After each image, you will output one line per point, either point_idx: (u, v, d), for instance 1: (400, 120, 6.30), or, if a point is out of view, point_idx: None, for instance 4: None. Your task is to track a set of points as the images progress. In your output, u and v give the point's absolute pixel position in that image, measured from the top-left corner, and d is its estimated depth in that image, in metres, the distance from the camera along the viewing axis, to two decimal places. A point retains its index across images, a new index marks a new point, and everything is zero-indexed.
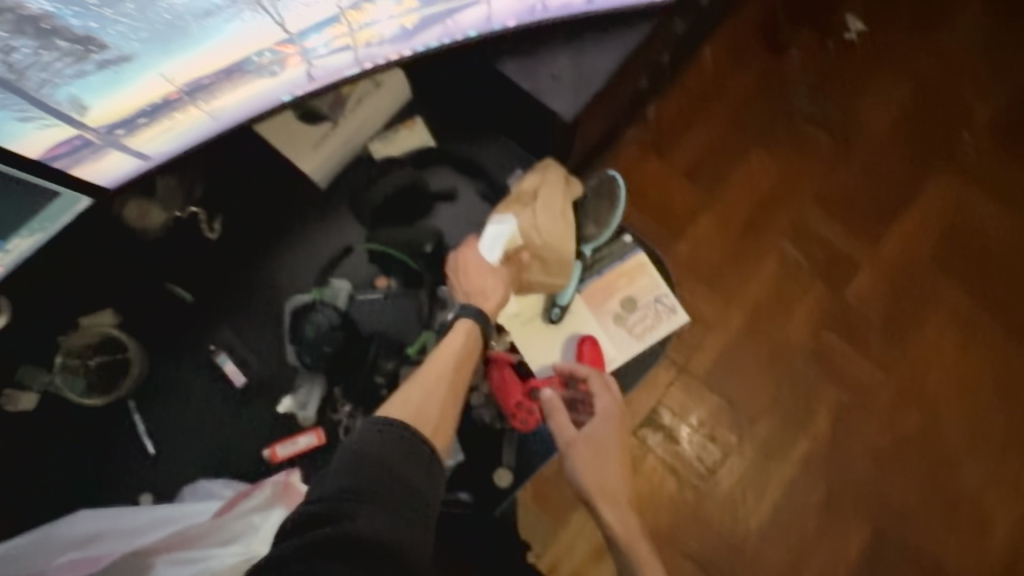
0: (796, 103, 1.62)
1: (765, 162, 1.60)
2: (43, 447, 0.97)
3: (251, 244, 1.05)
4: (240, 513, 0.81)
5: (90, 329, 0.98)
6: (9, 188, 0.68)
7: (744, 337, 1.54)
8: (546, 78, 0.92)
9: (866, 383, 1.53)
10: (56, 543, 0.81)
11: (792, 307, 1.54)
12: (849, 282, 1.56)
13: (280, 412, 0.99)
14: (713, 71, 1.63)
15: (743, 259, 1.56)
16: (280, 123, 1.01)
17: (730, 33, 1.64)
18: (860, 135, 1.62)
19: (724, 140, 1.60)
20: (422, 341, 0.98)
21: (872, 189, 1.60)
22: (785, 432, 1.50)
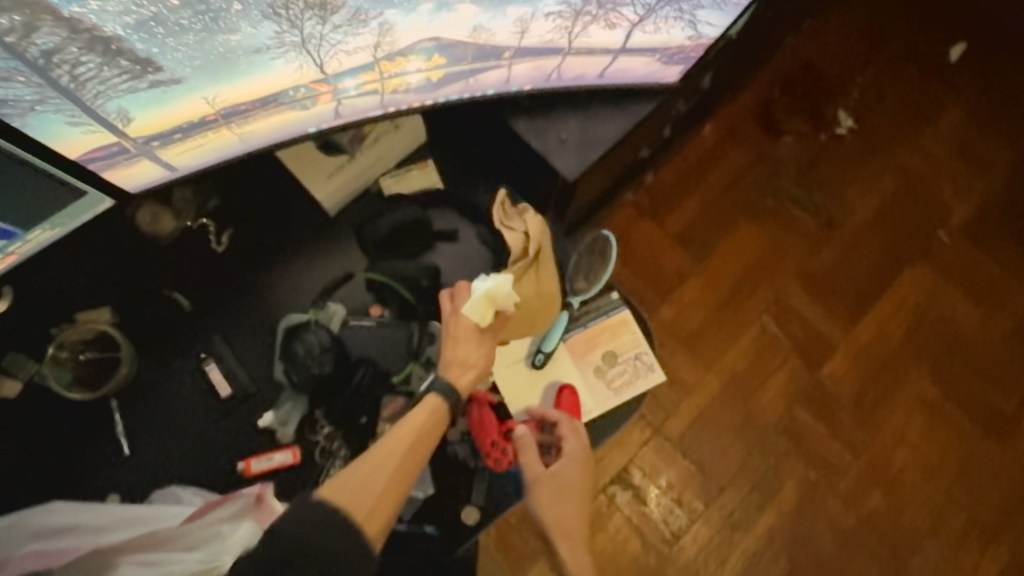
0: (785, 186, 1.71)
1: (751, 237, 1.68)
2: (20, 436, 0.98)
3: (255, 260, 1.09)
4: (210, 521, 0.82)
5: (87, 325, 1.00)
6: (44, 182, 0.73)
7: (719, 404, 1.59)
8: (554, 140, 0.99)
9: (833, 461, 1.57)
10: (28, 531, 0.81)
11: (768, 381, 1.60)
12: (823, 361, 1.63)
13: (260, 427, 1.01)
14: (709, 147, 1.72)
15: (724, 328, 1.62)
16: (300, 150, 1.06)
17: (728, 113, 1.74)
18: (844, 222, 1.71)
19: (714, 213, 1.68)
20: (407, 372, 1.02)
21: (851, 275, 1.68)
22: (751, 505, 1.54)
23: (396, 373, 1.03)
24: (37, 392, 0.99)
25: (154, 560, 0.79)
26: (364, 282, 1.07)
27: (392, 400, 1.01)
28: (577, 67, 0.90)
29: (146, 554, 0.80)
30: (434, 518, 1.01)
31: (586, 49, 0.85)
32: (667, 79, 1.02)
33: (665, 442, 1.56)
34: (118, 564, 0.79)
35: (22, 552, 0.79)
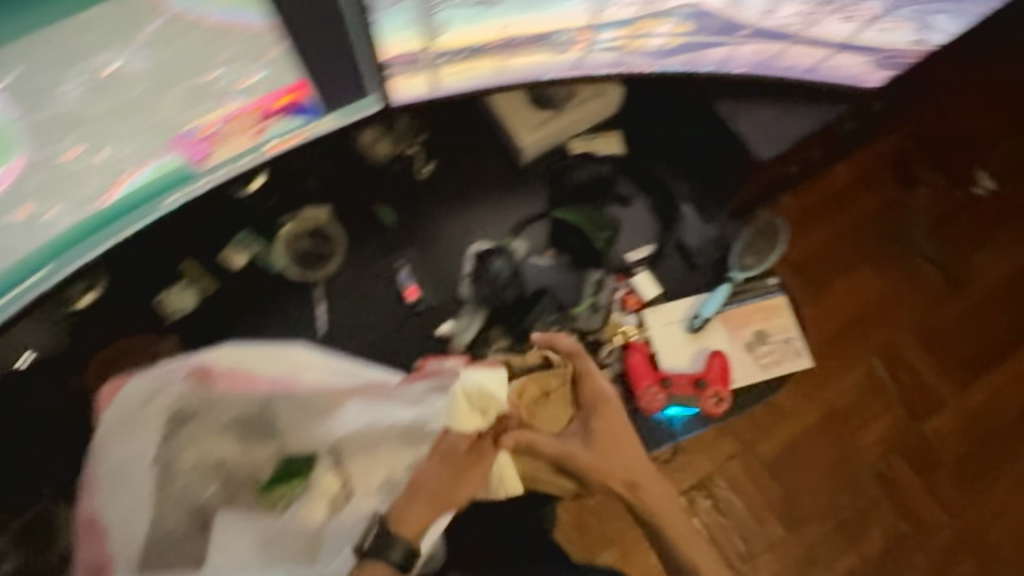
0: (917, 240, 1.80)
1: (875, 282, 1.77)
2: (237, 301, 1.14)
3: (451, 192, 1.23)
4: (420, 389, 0.92)
5: (309, 219, 1.16)
6: (348, 73, 0.84)
7: (819, 435, 1.70)
8: (752, 125, 1.07)
9: (926, 516, 1.67)
10: (272, 358, 0.87)
11: (870, 424, 1.70)
12: (930, 419, 1.72)
13: (438, 333, 1.13)
14: (845, 185, 1.82)
15: (836, 366, 1.72)
16: (513, 100, 1.19)
17: (868, 159, 1.83)
18: (969, 285, 1.79)
19: (842, 251, 1.78)
20: (587, 305, 1.12)
21: (971, 340, 1.77)
22: (835, 541, 1.65)
23: (573, 307, 1.12)
24: (258, 268, 1.15)
25: (377, 411, 0.90)
26: (546, 224, 1.20)
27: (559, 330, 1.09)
28: (796, 58, 0.99)
29: (372, 403, 0.90)
30: None
31: (812, 40, 0.94)
32: (871, 86, 1.07)
33: (753, 461, 1.67)
34: (343, 405, 0.89)
35: (262, 376, 0.87)
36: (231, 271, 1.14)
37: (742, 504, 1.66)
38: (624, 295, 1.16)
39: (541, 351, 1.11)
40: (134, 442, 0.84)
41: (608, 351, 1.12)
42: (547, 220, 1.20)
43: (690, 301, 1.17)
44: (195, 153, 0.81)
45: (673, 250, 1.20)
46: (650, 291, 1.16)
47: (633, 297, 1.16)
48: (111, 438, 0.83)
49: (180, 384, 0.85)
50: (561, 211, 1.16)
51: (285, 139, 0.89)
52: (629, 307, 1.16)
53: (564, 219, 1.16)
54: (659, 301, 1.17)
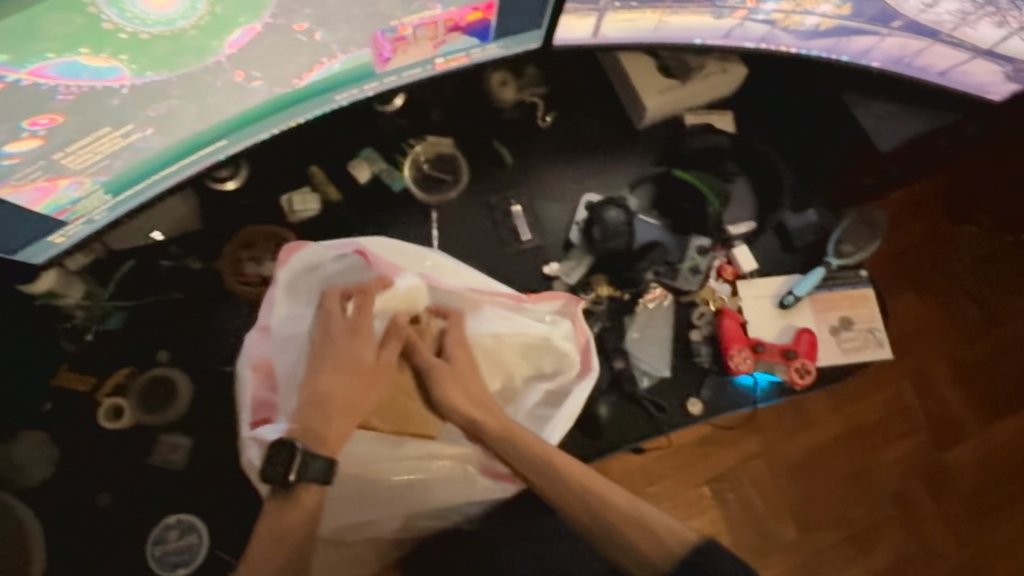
0: (960, 275, 1.87)
1: (917, 308, 1.83)
2: (356, 211, 1.19)
3: (566, 143, 1.28)
4: (540, 308, 1.04)
5: (434, 146, 1.21)
6: (530, 7, 0.91)
7: (846, 447, 1.75)
8: (873, 117, 1.13)
9: (936, 541, 1.72)
10: (424, 259, 1.01)
11: (894, 444, 1.76)
12: (951, 448, 1.78)
13: (542, 272, 1.18)
14: (899, 212, 1.88)
15: (869, 383, 1.78)
16: (642, 65, 1.24)
17: (923, 190, 1.91)
18: (1006, 325, 1.85)
19: (886, 273, 1.84)
20: (691, 265, 1.18)
21: (1000, 377, 1.83)
22: (853, 547, 1.70)
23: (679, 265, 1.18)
24: (380, 184, 1.20)
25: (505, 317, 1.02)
26: (652, 185, 1.25)
27: (657, 289, 1.17)
28: (934, 58, 1.05)
29: (503, 311, 1.02)
30: (663, 398, 1.14)
31: (960, 40, 0.98)
32: (993, 96, 1.12)
33: (783, 459, 1.73)
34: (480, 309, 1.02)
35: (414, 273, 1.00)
36: (354, 183, 1.20)
37: (766, 499, 1.72)
38: (721, 265, 1.21)
39: (638, 303, 1.17)
40: (298, 304, 0.96)
41: (701, 313, 1.18)
42: (653, 183, 1.25)
43: (783, 280, 1.21)
44: (380, 52, 0.86)
45: (772, 229, 1.24)
46: (747, 264, 1.21)
47: (731, 268, 1.20)
48: (284, 292, 0.96)
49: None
50: (678, 171, 1.21)
51: (451, 59, 0.96)
52: (724, 277, 1.20)
53: (679, 180, 1.21)
54: (753, 275, 1.21)
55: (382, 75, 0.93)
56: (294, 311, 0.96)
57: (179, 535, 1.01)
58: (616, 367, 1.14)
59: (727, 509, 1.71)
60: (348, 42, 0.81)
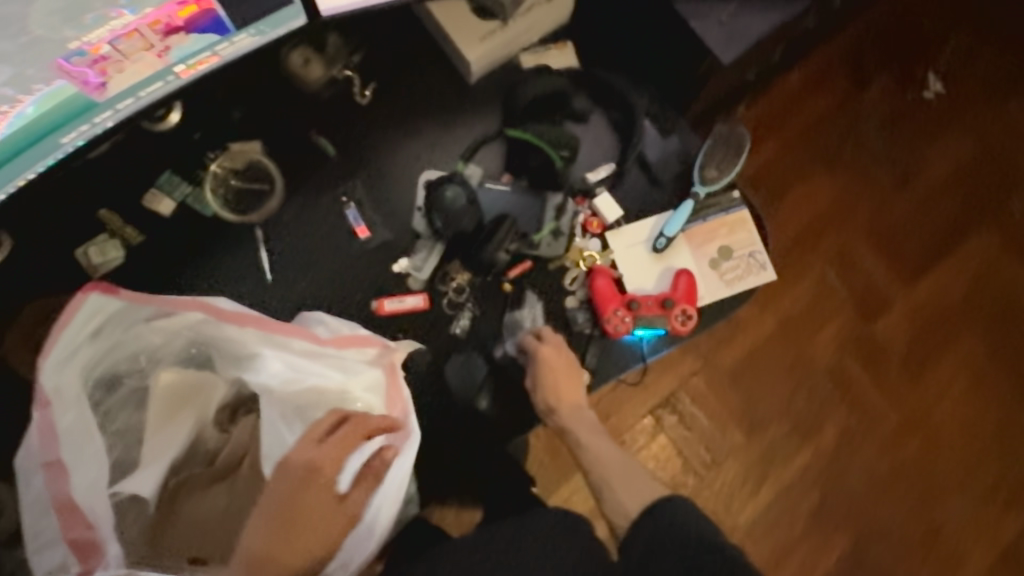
0: (867, 142, 1.82)
1: (828, 186, 1.79)
2: (168, 247, 1.04)
3: (395, 115, 1.12)
4: (344, 354, 0.83)
5: (241, 153, 1.06)
6: None
7: (775, 346, 1.74)
8: (714, 23, 1.02)
9: (877, 413, 1.73)
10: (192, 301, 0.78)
11: (827, 326, 1.74)
12: (881, 318, 1.76)
13: (393, 272, 1.07)
14: (796, 94, 1.82)
15: (788, 274, 1.75)
16: (456, 12, 1.09)
17: (819, 64, 1.83)
18: (919, 183, 1.81)
19: (790, 159, 1.79)
20: (551, 230, 1.07)
21: (918, 236, 1.80)
22: (793, 441, 1.71)
23: (535, 233, 1.08)
24: (188, 210, 1.05)
25: (298, 374, 0.82)
26: (496, 146, 1.12)
27: (521, 262, 1.07)
28: None
29: (297, 360, 0.82)
30: None
31: None
32: None
33: (715, 374, 1.71)
34: (264, 353, 0.81)
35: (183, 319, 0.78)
36: (157, 216, 1.04)
37: (705, 418, 1.70)
38: (586, 219, 1.11)
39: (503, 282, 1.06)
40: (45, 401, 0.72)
41: (574, 277, 1.08)
42: (500, 141, 1.12)
43: (654, 221, 1.12)
44: (87, 81, 0.72)
45: (636, 165, 1.13)
46: (611, 213, 1.11)
47: (596, 220, 1.11)
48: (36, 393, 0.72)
49: (112, 345, 0.77)
50: (513, 129, 1.08)
51: (197, 64, 0.79)
52: (590, 232, 1.11)
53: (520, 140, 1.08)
54: (621, 224, 1.12)
55: (116, 104, 0.77)
56: (71, 420, 0.72)
57: None
58: (497, 356, 1.05)
59: (670, 434, 1.68)
60: None
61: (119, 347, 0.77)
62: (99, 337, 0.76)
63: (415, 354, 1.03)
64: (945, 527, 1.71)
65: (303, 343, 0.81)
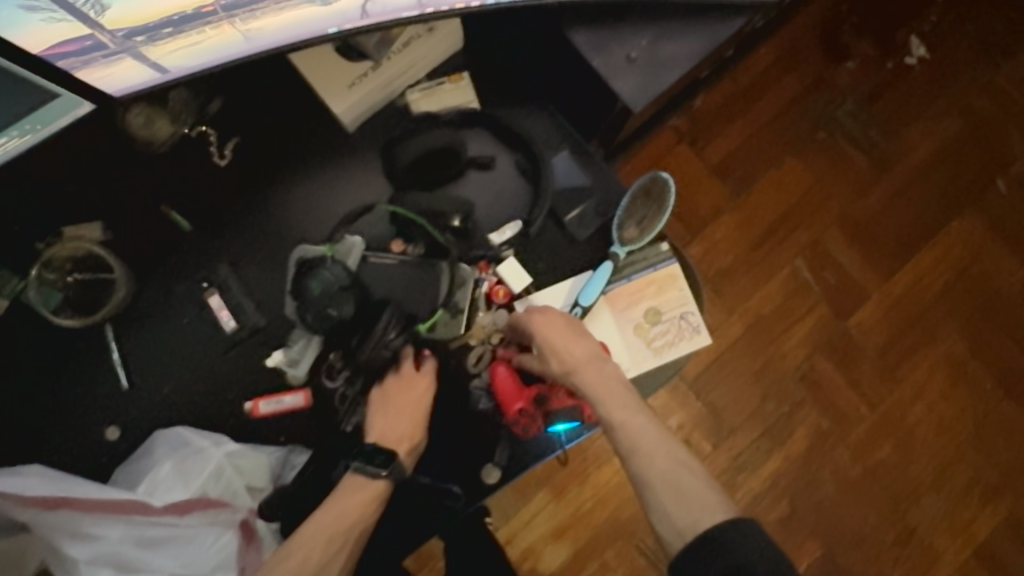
0: (841, 116, 1.56)
1: (797, 169, 1.55)
2: (4, 353, 0.90)
3: (261, 175, 0.96)
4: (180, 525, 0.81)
5: (76, 239, 0.90)
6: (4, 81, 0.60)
7: (737, 351, 1.50)
8: (620, 58, 0.85)
9: (850, 415, 1.50)
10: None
11: (796, 326, 1.51)
12: (854, 312, 1.53)
13: (268, 365, 0.92)
14: (762, 71, 1.56)
15: (753, 272, 1.51)
16: (318, 54, 0.92)
17: (788, 33, 1.57)
18: (899, 160, 1.56)
19: (754, 143, 1.54)
20: (445, 312, 0.93)
21: (895, 219, 1.56)
22: (761, 446, 1.48)
23: (422, 321, 0.92)
24: (27, 308, 0.91)
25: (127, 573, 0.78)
26: (377, 212, 0.96)
27: (407, 350, 0.91)
28: None
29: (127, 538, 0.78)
30: (455, 473, 0.94)
31: None
32: None
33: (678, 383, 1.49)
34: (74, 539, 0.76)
35: None
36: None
37: (671, 426, 1.48)
38: (491, 287, 0.96)
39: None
40: None
41: (478, 356, 0.95)
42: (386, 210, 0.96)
43: (569, 284, 0.97)
44: None
45: (548, 221, 0.98)
46: (518, 281, 0.95)
47: (501, 288, 0.96)
48: None
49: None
50: (390, 208, 0.93)
51: None
52: (496, 301, 0.96)
53: (400, 212, 0.92)
54: (531, 290, 0.97)
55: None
56: None
57: None
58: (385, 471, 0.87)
59: None
60: None
61: None
62: None
63: (301, 461, 0.91)
64: (916, 528, 1.49)
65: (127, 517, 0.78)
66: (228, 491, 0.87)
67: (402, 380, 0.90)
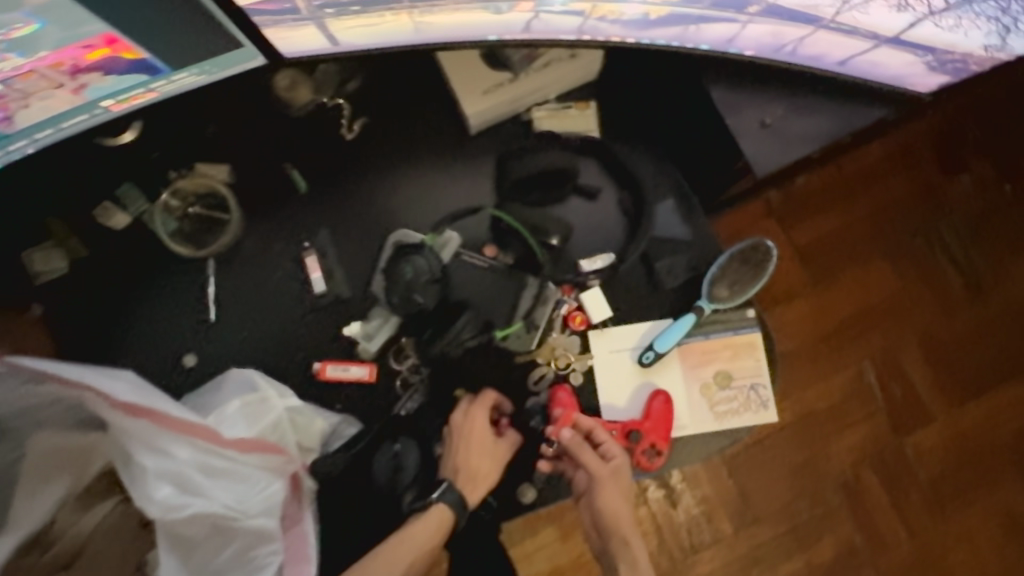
0: (943, 231, 1.50)
1: (885, 273, 1.48)
2: (116, 263, 0.97)
3: (381, 156, 1.01)
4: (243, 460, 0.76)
5: (205, 178, 0.97)
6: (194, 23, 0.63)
7: (784, 440, 1.43)
8: (753, 123, 0.86)
9: (886, 538, 1.42)
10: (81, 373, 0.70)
11: (851, 428, 1.44)
12: (913, 432, 1.45)
13: (344, 334, 0.96)
14: (872, 165, 1.51)
15: (818, 364, 1.45)
16: (462, 57, 0.96)
17: (908, 134, 1.51)
18: (993, 290, 1.49)
19: (848, 235, 1.49)
20: (521, 325, 0.94)
21: (976, 349, 1.48)
22: (788, 542, 1.41)
23: (501, 327, 0.95)
24: (143, 229, 0.97)
25: (186, 496, 0.71)
26: (477, 217, 0.99)
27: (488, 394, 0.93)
28: (822, 46, 0.75)
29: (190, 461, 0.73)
30: None
31: (849, 28, 0.69)
32: (917, 88, 0.85)
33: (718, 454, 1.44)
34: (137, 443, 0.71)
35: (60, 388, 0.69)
36: (109, 230, 0.97)
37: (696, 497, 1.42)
38: (569, 311, 0.97)
39: (457, 389, 0.95)
40: None
41: (540, 376, 0.95)
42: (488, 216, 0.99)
43: (647, 327, 0.97)
44: None
45: (640, 263, 0.98)
46: (599, 312, 0.96)
47: (580, 315, 0.96)
48: None
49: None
50: (496, 213, 0.97)
51: (129, 96, 0.71)
52: (572, 327, 0.97)
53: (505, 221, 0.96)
54: (608, 324, 0.97)
55: (20, 131, 0.68)
56: None
57: None
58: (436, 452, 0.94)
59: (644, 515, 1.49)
60: None
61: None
62: None
63: (351, 433, 0.93)
64: None
65: (193, 437, 0.73)
66: (280, 440, 0.89)
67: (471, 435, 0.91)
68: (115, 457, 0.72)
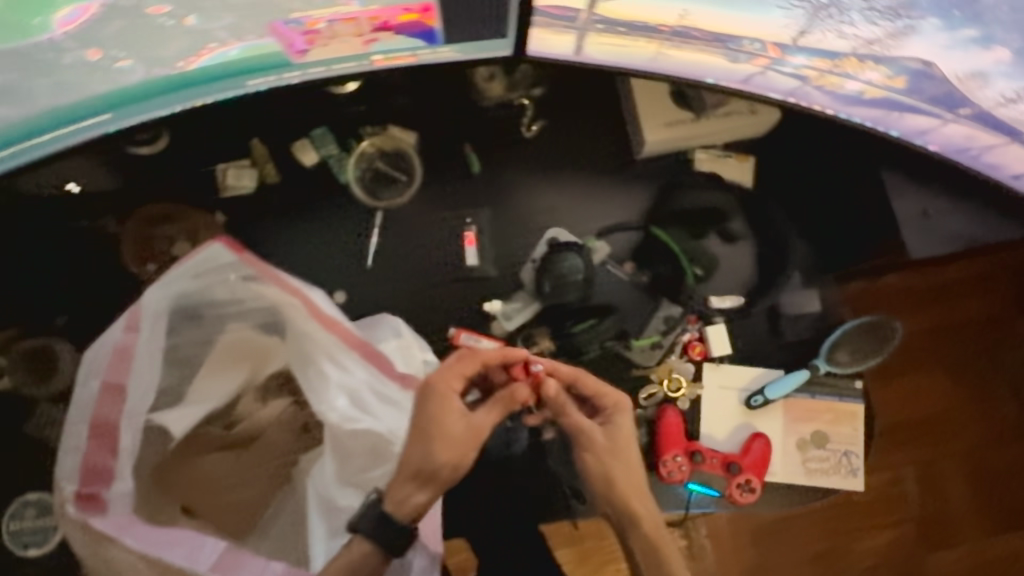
0: (1013, 357, 1.30)
1: (943, 382, 1.28)
2: (297, 195, 1.07)
3: (550, 161, 1.11)
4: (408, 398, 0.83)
5: (394, 139, 1.07)
6: (481, 12, 0.71)
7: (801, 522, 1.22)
8: None
9: None
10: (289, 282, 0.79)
11: (879, 530, 1.23)
12: (938, 552, 1.25)
13: (482, 308, 1.03)
14: (957, 268, 1.30)
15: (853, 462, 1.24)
16: (652, 88, 1.03)
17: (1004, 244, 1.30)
18: None
19: (917, 336, 1.28)
20: (650, 341, 1.02)
21: None
22: None
23: (637, 338, 1.03)
24: (326, 172, 1.07)
25: (357, 412, 0.79)
26: (632, 234, 1.08)
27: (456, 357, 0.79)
28: (1006, 159, 0.82)
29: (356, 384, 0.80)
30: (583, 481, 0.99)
31: None
32: None
33: None
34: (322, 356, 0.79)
35: (274, 289, 0.78)
36: (296, 165, 1.07)
37: None
38: (690, 340, 1.03)
39: None
40: (150, 307, 0.73)
41: (649, 394, 1.02)
42: (636, 233, 1.08)
43: (759, 373, 1.03)
44: (291, 44, 0.71)
45: (765, 313, 1.05)
46: (720, 347, 1.03)
47: (700, 347, 1.03)
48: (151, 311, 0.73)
49: (217, 291, 0.79)
50: (654, 230, 1.05)
51: (393, 57, 0.80)
52: (689, 355, 1.03)
53: (658, 241, 1.04)
54: (725, 361, 1.04)
55: (301, 64, 0.77)
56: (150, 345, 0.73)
57: (36, 514, 0.93)
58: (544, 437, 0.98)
59: None
60: (243, 30, 0.66)
61: (209, 288, 0.79)
62: (198, 276, 0.77)
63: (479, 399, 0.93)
64: None
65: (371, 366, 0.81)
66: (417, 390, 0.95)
67: (439, 399, 0.77)
68: (299, 362, 0.80)
